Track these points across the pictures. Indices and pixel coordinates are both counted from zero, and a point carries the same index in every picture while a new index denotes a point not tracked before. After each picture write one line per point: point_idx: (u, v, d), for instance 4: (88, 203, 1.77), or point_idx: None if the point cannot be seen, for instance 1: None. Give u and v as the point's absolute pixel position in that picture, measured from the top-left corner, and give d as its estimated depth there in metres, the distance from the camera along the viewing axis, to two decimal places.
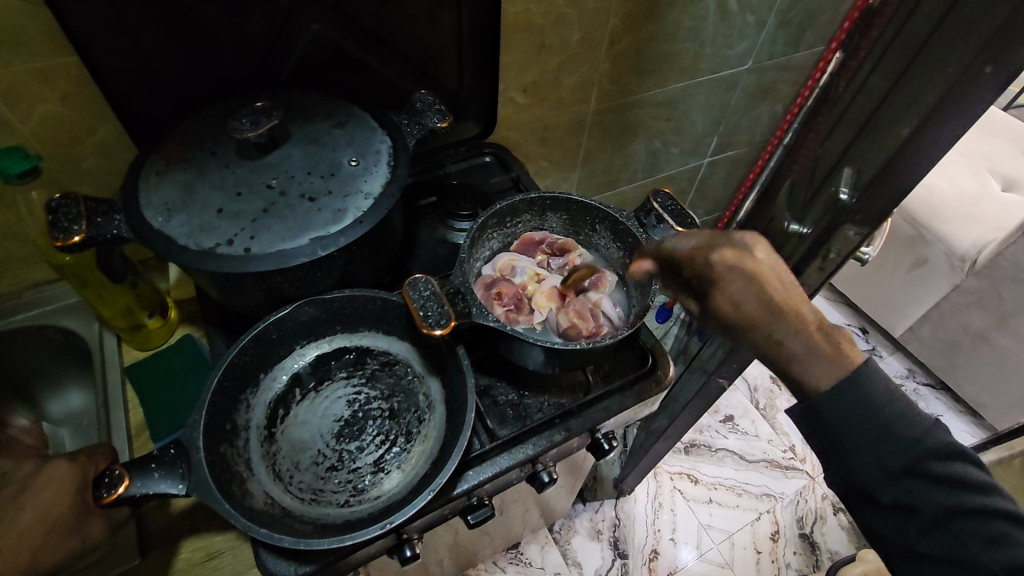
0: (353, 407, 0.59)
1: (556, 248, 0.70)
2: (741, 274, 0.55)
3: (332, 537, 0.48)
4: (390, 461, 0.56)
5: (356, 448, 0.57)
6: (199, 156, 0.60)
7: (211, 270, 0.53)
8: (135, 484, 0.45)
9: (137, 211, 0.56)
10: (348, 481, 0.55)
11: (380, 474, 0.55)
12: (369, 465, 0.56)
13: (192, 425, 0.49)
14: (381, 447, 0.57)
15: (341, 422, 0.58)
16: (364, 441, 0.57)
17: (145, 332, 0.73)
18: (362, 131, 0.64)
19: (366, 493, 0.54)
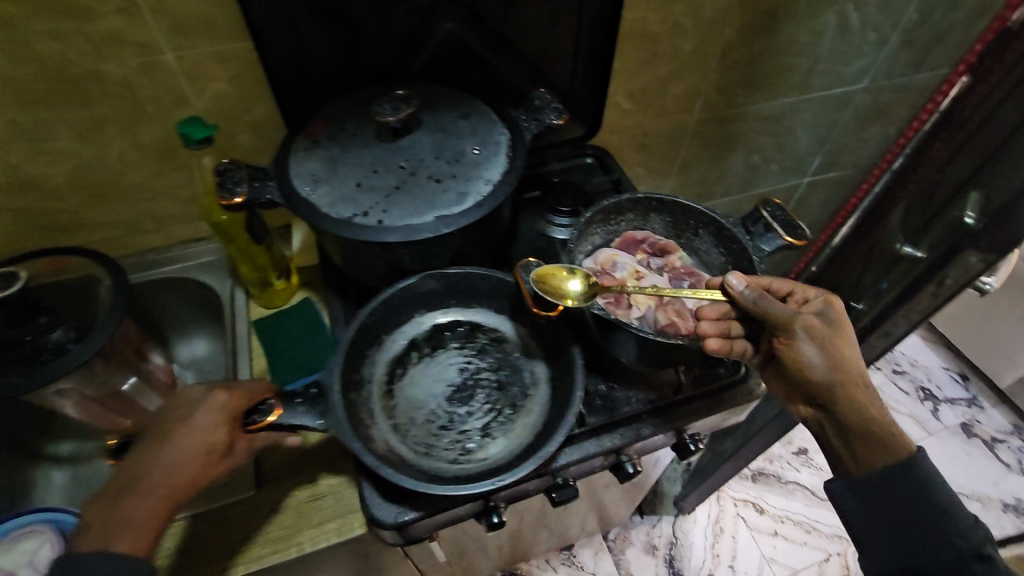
0: (464, 374, 0.63)
1: (656, 249, 0.72)
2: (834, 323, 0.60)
3: (450, 485, 0.52)
4: (496, 428, 0.60)
5: (466, 412, 0.61)
6: (341, 136, 0.66)
7: (347, 236, 0.59)
8: (285, 415, 0.54)
9: (287, 179, 0.63)
10: (457, 441, 0.59)
11: (486, 439, 0.59)
12: (477, 429, 0.59)
13: (331, 369, 0.55)
14: (488, 415, 0.60)
15: (453, 386, 0.62)
16: (473, 407, 0.61)
17: (273, 291, 0.82)
18: (484, 123, 0.69)
19: (473, 454, 0.58)
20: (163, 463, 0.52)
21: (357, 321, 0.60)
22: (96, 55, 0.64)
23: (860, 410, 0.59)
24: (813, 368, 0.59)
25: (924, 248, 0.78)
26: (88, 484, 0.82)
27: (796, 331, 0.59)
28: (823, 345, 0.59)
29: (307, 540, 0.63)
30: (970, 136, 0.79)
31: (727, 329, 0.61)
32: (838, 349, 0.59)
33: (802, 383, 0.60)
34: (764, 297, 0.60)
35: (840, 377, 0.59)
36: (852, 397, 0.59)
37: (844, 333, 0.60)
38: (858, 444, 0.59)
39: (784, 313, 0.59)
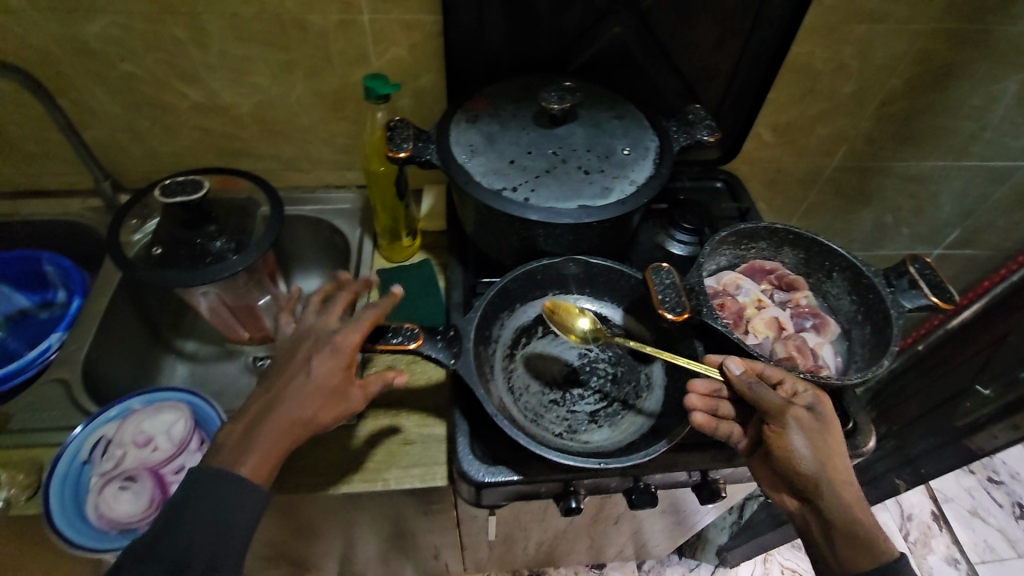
0: (583, 359, 0.65)
1: (783, 283, 0.70)
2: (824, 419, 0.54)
3: (556, 454, 0.55)
4: (603, 416, 0.61)
5: (578, 394, 0.62)
6: (501, 114, 0.70)
7: (494, 207, 0.62)
8: (423, 346, 0.57)
9: (447, 145, 0.67)
10: (565, 418, 0.60)
11: (592, 424, 0.60)
12: (585, 412, 0.61)
13: (470, 319, 0.60)
14: (598, 402, 0.62)
15: (570, 367, 0.64)
16: (586, 391, 0.63)
17: (399, 246, 0.88)
18: (637, 127, 0.71)
19: (577, 434, 0.59)
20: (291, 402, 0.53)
21: (499, 285, 0.64)
22: (307, 6, 0.72)
23: (848, 511, 0.52)
24: (801, 460, 0.52)
25: None
26: (204, 383, 0.91)
27: (787, 419, 0.53)
28: (815, 439, 0.52)
29: (393, 478, 0.67)
30: None
31: (715, 407, 0.56)
32: (827, 446, 0.53)
33: (788, 476, 0.54)
34: (757, 382, 0.54)
35: (828, 474, 0.52)
36: (838, 498, 0.52)
37: (835, 430, 0.54)
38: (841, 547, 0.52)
39: (775, 401, 0.53)
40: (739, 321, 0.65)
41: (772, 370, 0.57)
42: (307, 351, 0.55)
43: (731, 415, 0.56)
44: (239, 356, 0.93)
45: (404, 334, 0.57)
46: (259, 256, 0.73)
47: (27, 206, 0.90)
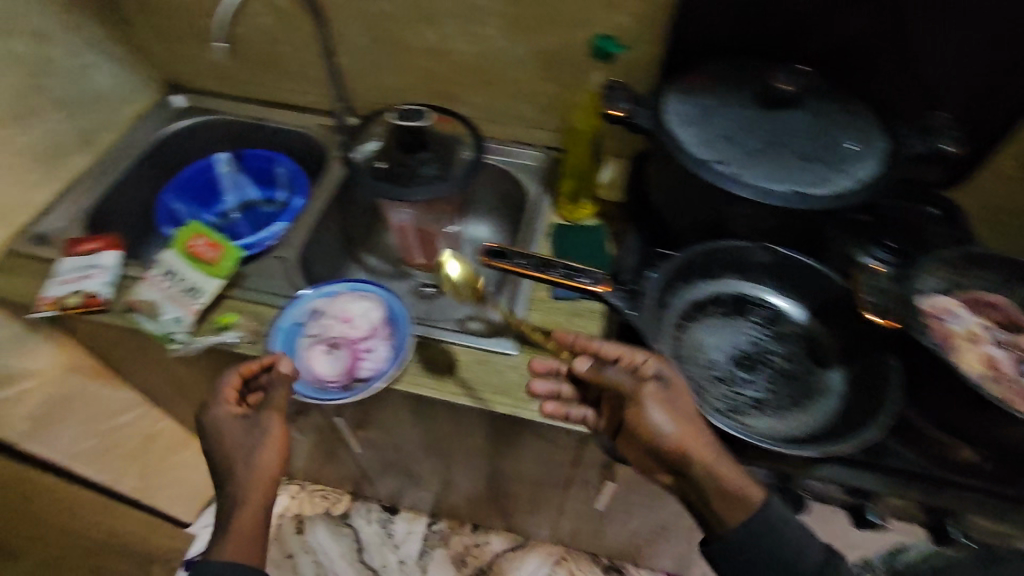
0: (754, 347, 0.64)
1: (1006, 321, 0.63)
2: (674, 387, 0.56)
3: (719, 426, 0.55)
4: (769, 407, 0.59)
5: (746, 379, 0.61)
6: (721, 89, 0.69)
7: (700, 176, 0.62)
8: (609, 293, 0.60)
9: (660, 111, 0.68)
10: (729, 397, 0.60)
11: (756, 411, 0.59)
12: (751, 398, 0.60)
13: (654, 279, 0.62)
14: (766, 392, 0.60)
15: (741, 352, 0.63)
16: (754, 378, 0.61)
17: (578, 207, 0.91)
18: (867, 124, 0.66)
19: (739, 416, 0.58)
20: (245, 460, 0.63)
21: (683, 257, 0.65)
22: None
23: (716, 474, 0.53)
24: (659, 431, 0.53)
25: None
26: None
27: (641, 398, 0.55)
28: (670, 409, 0.54)
29: None
30: None
31: (558, 390, 0.64)
32: (683, 416, 0.54)
33: (649, 448, 0.56)
34: (603, 364, 0.58)
35: (692, 444, 0.53)
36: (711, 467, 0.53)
37: (684, 394, 0.56)
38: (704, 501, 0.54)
39: (628, 383, 0.56)
40: (952, 346, 0.59)
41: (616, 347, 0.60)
42: (209, 436, 0.65)
43: (575, 395, 0.64)
44: (410, 277, 1.03)
45: (593, 278, 0.60)
46: (458, 188, 0.81)
47: (273, 115, 1.06)
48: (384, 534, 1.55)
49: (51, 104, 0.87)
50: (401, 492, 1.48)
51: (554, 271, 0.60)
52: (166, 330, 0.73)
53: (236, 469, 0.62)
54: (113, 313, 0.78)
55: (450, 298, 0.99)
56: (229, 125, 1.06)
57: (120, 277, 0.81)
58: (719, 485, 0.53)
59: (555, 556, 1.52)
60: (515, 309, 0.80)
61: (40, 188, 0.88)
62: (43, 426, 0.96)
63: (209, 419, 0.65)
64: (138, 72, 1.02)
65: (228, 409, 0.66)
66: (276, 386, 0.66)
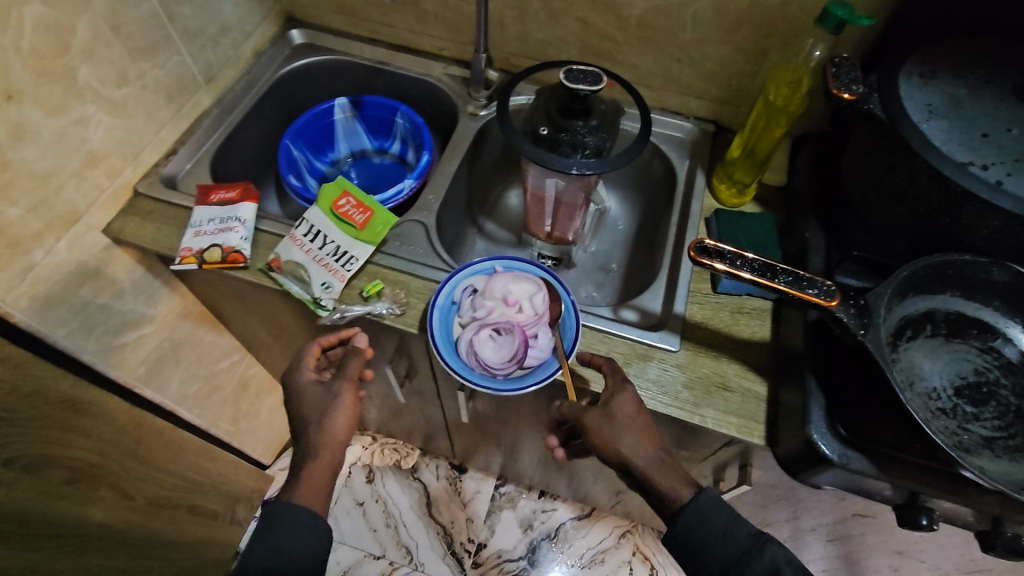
0: (979, 378, 0.58)
1: None
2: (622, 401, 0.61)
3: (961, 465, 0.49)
4: (1003, 446, 0.54)
5: (972, 412, 0.55)
6: (971, 79, 0.60)
7: (952, 180, 0.54)
8: (836, 308, 0.54)
9: (898, 98, 0.59)
10: (955, 432, 0.54)
11: (989, 450, 0.53)
12: (981, 435, 0.54)
13: (879, 293, 0.56)
14: (997, 430, 0.54)
15: (964, 382, 0.57)
16: (981, 412, 0.56)
17: (741, 189, 0.82)
18: None
19: (971, 453, 0.53)
20: (317, 423, 0.64)
21: (913, 265, 0.58)
22: None
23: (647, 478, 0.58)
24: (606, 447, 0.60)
25: None
26: None
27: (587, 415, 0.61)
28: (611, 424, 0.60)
29: (709, 418, 0.66)
30: None
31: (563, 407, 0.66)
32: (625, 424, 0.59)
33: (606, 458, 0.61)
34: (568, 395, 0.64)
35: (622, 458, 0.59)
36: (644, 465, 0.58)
37: (634, 403, 0.61)
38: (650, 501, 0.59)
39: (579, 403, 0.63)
40: None
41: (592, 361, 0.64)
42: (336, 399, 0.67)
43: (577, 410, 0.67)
44: (529, 248, 0.96)
45: (821, 289, 0.54)
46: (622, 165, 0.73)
47: (398, 59, 0.98)
48: (451, 491, 1.56)
49: (181, 35, 0.80)
50: (475, 454, 1.47)
51: (777, 277, 0.55)
52: (314, 294, 0.71)
53: (309, 431, 0.64)
54: (253, 271, 0.74)
55: (573, 274, 0.93)
56: (351, 67, 0.99)
57: (256, 232, 0.77)
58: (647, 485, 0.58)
59: (622, 529, 1.51)
60: (678, 304, 0.74)
61: (167, 128, 0.83)
62: (157, 372, 0.95)
63: (291, 383, 0.67)
64: (261, 2, 0.93)
65: (309, 375, 0.67)
66: (356, 356, 0.68)
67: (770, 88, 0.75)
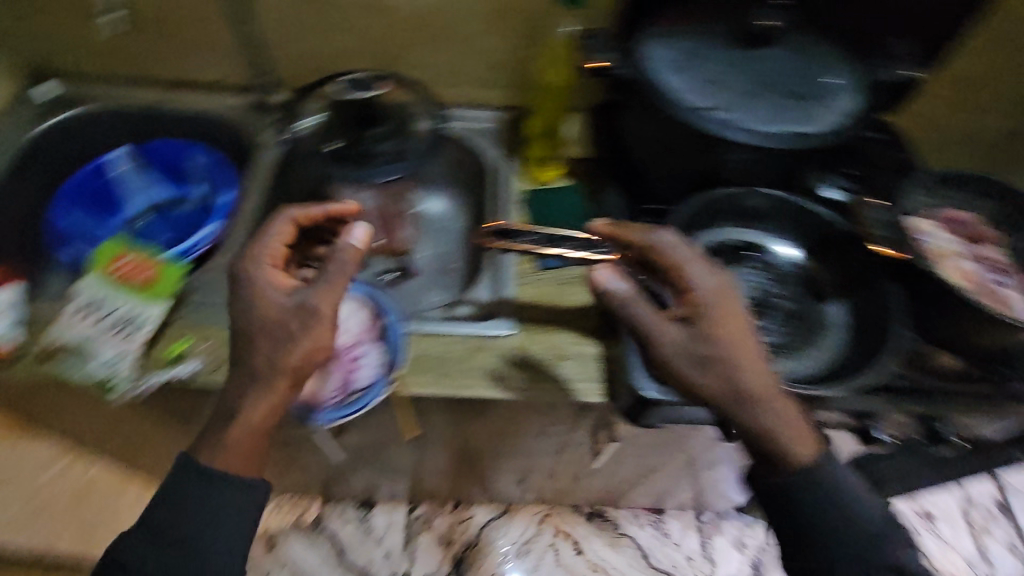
0: (759, 293, 0.65)
1: (970, 236, 0.65)
2: (678, 273, 0.57)
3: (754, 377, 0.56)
4: (786, 349, 0.61)
5: (759, 326, 0.63)
6: (697, 32, 0.66)
7: (699, 127, 0.60)
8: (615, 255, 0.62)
9: (642, 60, 0.64)
10: (749, 347, 0.61)
11: (776, 355, 0.61)
12: (768, 344, 0.61)
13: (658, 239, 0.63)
14: (779, 336, 0.62)
15: (748, 300, 0.64)
16: (766, 323, 0.63)
17: (545, 168, 0.86)
18: (837, 58, 0.67)
19: (764, 363, 0.60)
20: (266, 352, 0.55)
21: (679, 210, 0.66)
22: None
23: (757, 375, 0.54)
24: (665, 330, 0.56)
25: None
26: None
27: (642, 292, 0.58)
28: (716, 294, 0.55)
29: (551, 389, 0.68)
30: None
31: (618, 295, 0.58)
32: (707, 297, 0.56)
33: (696, 341, 0.55)
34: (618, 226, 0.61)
35: (720, 331, 0.54)
36: (727, 358, 0.53)
37: (692, 265, 0.57)
38: (746, 388, 0.54)
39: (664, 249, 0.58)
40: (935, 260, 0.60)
41: (637, 233, 0.60)
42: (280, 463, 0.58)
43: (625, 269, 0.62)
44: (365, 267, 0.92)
45: (607, 249, 0.66)
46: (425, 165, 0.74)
47: (173, 97, 0.90)
48: (363, 531, 1.48)
49: None
50: (378, 486, 1.41)
51: (565, 245, 0.67)
52: (105, 374, 0.63)
53: (261, 343, 0.55)
54: (25, 364, 0.64)
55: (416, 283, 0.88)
56: (119, 114, 0.89)
57: (22, 318, 0.66)
58: (745, 380, 0.54)
59: (540, 514, 1.54)
60: (507, 288, 0.76)
61: None
62: None
63: (253, 278, 0.58)
64: None
65: (271, 271, 0.59)
66: (332, 244, 0.60)
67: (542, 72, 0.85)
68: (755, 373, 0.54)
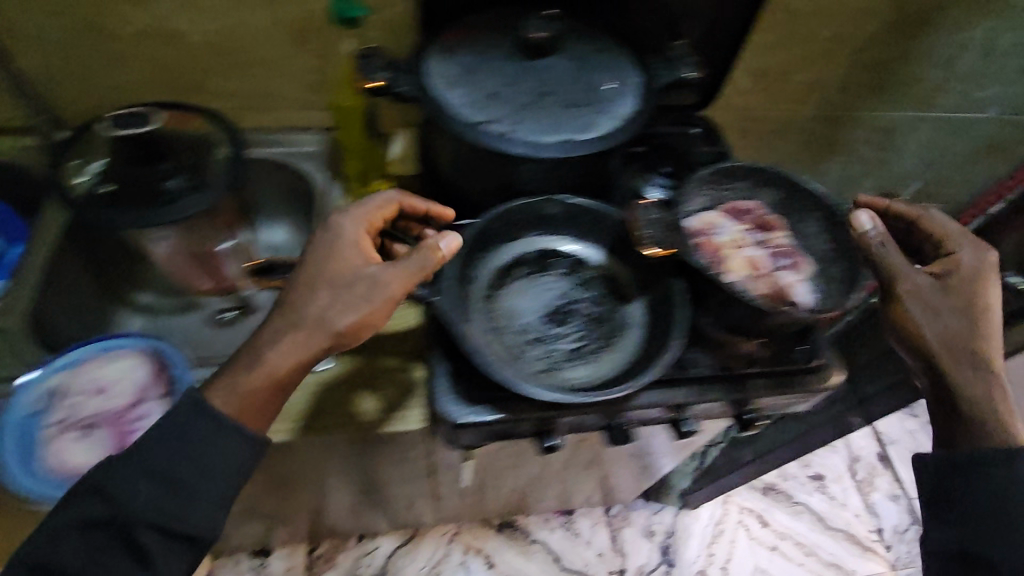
0: (562, 298, 0.65)
1: (760, 223, 0.70)
2: (970, 244, 0.62)
3: (535, 392, 0.56)
4: (584, 354, 0.62)
5: (558, 333, 0.63)
6: (480, 46, 0.65)
7: (476, 141, 0.60)
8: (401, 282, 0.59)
9: (424, 77, 0.63)
10: (545, 357, 0.61)
11: (573, 362, 0.61)
12: (565, 351, 0.61)
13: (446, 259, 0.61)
14: (579, 341, 0.62)
15: (550, 306, 0.64)
16: (566, 329, 0.63)
17: (370, 190, 0.84)
18: (621, 62, 0.67)
19: (558, 371, 0.60)
20: (332, 304, 0.57)
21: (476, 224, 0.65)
22: None
23: (956, 330, 0.58)
24: (952, 319, 0.58)
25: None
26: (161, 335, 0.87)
27: (978, 287, 0.60)
28: (978, 276, 0.60)
29: None
30: None
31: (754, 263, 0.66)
32: (968, 258, 0.61)
33: (944, 334, 0.58)
34: (884, 242, 0.61)
35: (936, 309, 0.59)
36: (956, 335, 0.58)
37: (984, 276, 0.60)
38: (955, 359, 0.57)
39: (941, 233, 0.64)
40: (714, 257, 0.66)
41: (934, 224, 0.64)
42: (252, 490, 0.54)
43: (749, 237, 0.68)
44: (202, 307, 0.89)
45: (384, 271, 0.58)
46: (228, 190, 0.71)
47: None
48: None
49: None
50: (270, 533, 1.34)
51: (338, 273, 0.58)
52: None
53: (322, 296, 0.57)
54: None
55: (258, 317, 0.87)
56: None
57: None
58: (971, 363, 0.57)
59: (449, 534, 1.51)
60: None
61: None
62: None
63: (334, 226, 0.60)
64: None
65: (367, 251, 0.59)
66: (421, 256, 0.57)
67: (341, 87, 0.79)
68: (959, 327, 0.58)
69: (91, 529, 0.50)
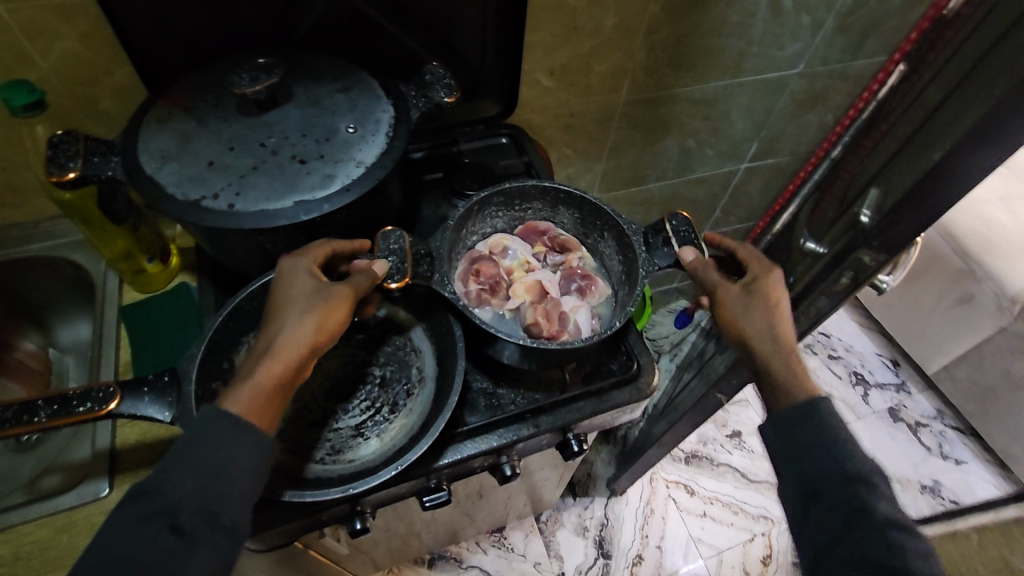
0: (346, 370, 0.64)
1: (556, 244, 0.73)
2: (760, 261, 0.65)
3: (298, 491, 0.52)
4: (371, 428, 0.61)
5: (343, 409, 0.62)
6: (201, 107, 0.59)
7: (195, 223, 0.53)
8: (126, 403, 0.50)
9: (133, 155, 0.55)
10: (329, 441, 0.60)
11: (358, 439, 0.60)
12: (350, 428, 0.61)
13: (189, 358, 0.54)
14: (365, 413, 0.62)
15: (333, 381, 0.63)
16: (351, 404, 0.62)
17: (147, 275, 0.76)
18: (366, 98, 0.62)
19: (341, 454, 0.59)
20: (282, 333, 0.49)
21: (230, 306, 0.58)
22: None
23: (770, 333, 0.61)
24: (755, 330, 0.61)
25: (827, 243, 0.75)
26: None
27: (770, 293, 0.62)
28: (777, 292, 0.62)
29: None
30: (893, 128, 0.77)
31: (535, 291, 0.68)
32: (771, 283, 0.63)
33: (759, 343, 0.61)
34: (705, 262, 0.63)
35: (778, 311, 0.62)
36: (780, 336, 0.61)
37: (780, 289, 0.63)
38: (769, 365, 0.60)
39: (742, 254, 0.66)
40: (490, 285, 0.67)
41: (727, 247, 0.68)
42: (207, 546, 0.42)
43: (536, 266, 0.72)
44: None
45: (95, 398, 0.50)
46: None
47: None
48: None
49: None
50: None
51: (39, 413, 0.49)
52: None
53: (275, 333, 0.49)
54: None
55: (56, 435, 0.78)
56: None
57: None
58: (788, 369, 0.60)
59: None
60: (98, 437, 0.65)
61: None
62: None
63: (287, 265, 0.53)
64: None
65: (311, 275, 0.53)
66: (366, 274, 0.54)
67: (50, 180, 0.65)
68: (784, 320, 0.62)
69: (137, 543, 0.40)
